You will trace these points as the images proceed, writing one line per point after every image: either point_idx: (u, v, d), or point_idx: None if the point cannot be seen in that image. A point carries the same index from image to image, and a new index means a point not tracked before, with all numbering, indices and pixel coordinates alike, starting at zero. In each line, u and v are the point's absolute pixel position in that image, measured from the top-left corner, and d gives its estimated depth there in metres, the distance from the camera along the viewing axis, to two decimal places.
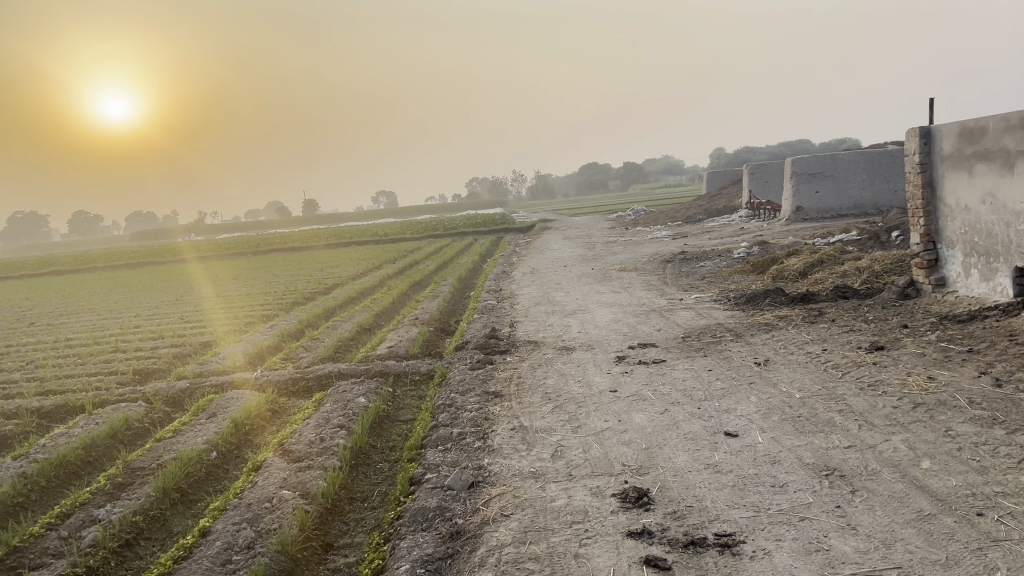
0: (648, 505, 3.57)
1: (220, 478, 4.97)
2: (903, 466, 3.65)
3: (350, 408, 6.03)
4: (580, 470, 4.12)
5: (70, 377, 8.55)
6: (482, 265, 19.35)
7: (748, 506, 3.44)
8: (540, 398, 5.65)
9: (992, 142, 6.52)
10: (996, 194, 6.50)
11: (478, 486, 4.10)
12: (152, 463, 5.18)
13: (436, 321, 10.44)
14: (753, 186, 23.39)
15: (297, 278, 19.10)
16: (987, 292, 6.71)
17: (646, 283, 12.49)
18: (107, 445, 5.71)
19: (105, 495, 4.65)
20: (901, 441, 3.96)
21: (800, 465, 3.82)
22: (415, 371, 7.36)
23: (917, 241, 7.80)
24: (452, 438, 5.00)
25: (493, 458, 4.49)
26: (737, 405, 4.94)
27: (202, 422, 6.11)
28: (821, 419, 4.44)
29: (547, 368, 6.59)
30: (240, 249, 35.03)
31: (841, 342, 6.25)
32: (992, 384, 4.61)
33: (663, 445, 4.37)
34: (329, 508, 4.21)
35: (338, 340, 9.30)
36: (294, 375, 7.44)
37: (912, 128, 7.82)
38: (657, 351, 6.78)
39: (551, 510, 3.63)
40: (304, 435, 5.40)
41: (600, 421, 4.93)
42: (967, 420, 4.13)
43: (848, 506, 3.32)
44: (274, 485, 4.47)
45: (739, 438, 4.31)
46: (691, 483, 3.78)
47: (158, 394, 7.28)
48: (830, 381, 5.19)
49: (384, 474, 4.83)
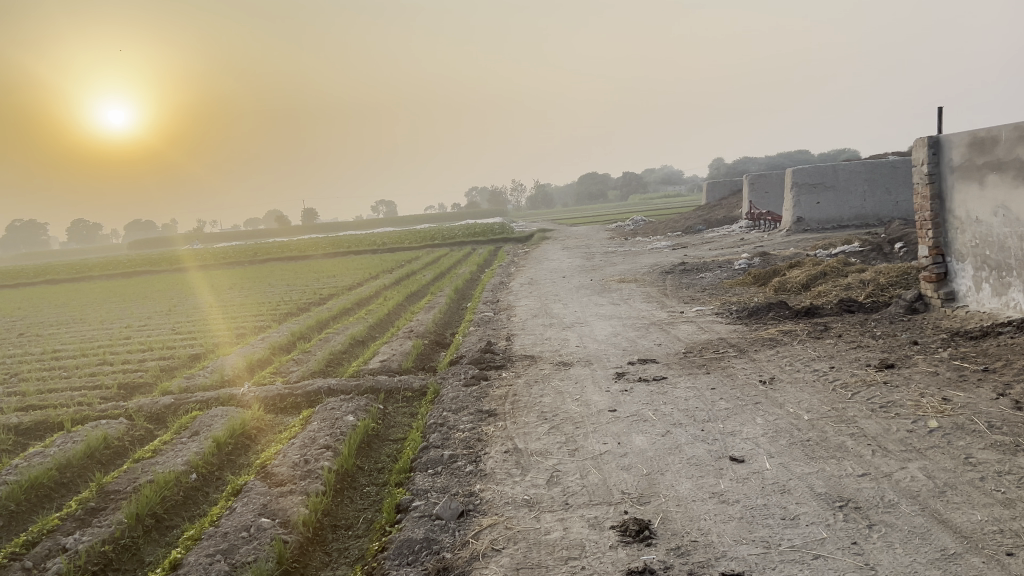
0: (650, 539, 3.32)
1: (198, 503, 4.72)
2: (922, 498, 3.40)
3: (338, 426, 5.79)
4: (577, 499, 3.88)
5: (52, 392, 8.29)
6: (479, 275, 19.07)
7: (757, 542, 3.19)
8: (535, 418, 5.40)
9: (1004, 152, 6.29)
10: (1009, 206, 6.28)
11: (468, 516, 3.85)
12: (127, 486, 4.93)
13: (431, 334, 10.16)
14: (752, 197, 23.20)
15: (293, 288, 18.78)
16: (998, 306, 6.48)
17: (645, 294, 12.23)
18: (82, 466, 5.45)
19: (76, 522, 4.39)
20: (919, 469, 3.72)
21: (812, 496, 3.58)
22: (406, 387, 7.11)
23: (925, 254, 7.58)
24: (442, 461, 4.76)
25: (485, 484, 4.24)
26: (743, 427, 4.70)
27: (183, 441, 5.85)
28: (832, 443, 4.21)
29: (543, 385, 6.35)
30: (236, 259, 34.74)
31: (848, 359, 6.02)
32: (1012, 406, 4.37)
33: (665, 470, 4.13)
34: (310, 538, 3.96)
35: (330, 354, 9.03)
36: (282, 392, 7.18)
37: (921, 137, 7.58)
38: (658, 367, 6.54)
39: (545, 544, 3.39)
40: (288, 456, 5.16)
41: (599, 444, 4.68)
42: (988, 445, 3.89)
43: (866, 542, 3.07)
44: (253, 512, 4.22)
45: (746, 464, 4.08)
46: (695, 514, 3.54)
47: (140, 410, 7.02)
48: (839, 402, 4.96)
49: (371, 499, 4.58)
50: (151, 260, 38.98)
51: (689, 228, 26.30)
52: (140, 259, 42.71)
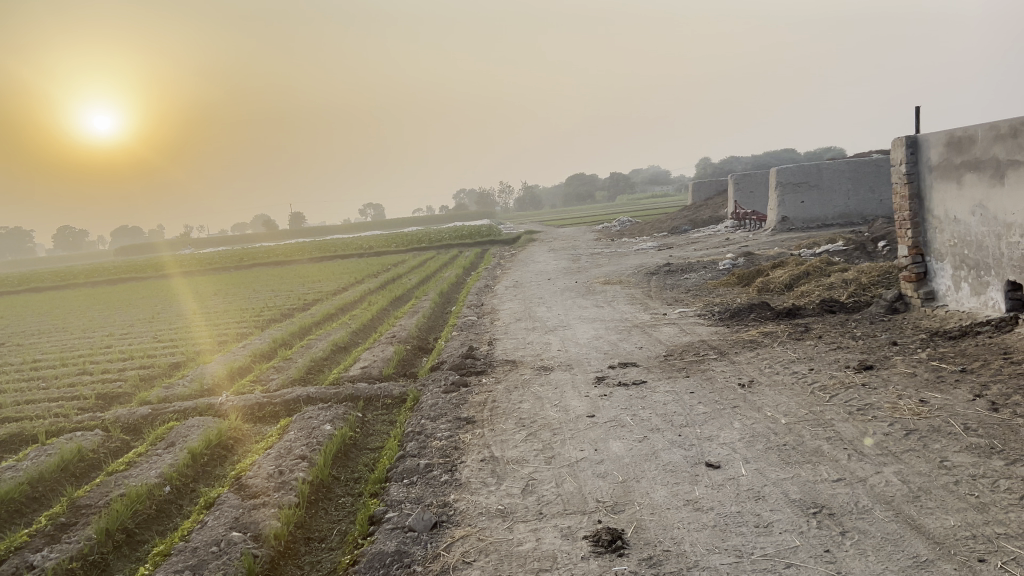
0: (622, 549, 3.28)
1: (171, 516, 4.66)
2: (896, 503, 3.38)
3: (315, 435, 5.73)
4: (551, 508, 3.84)
5: (29, 403, 8.18)
6: (465, 279, 18.99)
7: (730, 551, 3.15)
8: (513, 425, 5.36)
9: (981, 151, 6.29)
10: (987, 205, 6.27)
11: (441, 527, 3.81)
12: (99, 500, 4.85)
13: (414, 340, 10.09)
14: (737, 197, 23.23)
15: (276, 294, 18.66)
16: (977, 306, 6.48)
17: (629, 297, 12.21)
18: (55, 480, 5.38)
19: (45, 538, 4.32)
20: (894, 473, 3.70)
21: (786, 502, 3.55)
22: (386, 394, 7.06)
23: (905, 254, 7.58)
24: (418, 470, 4.71)
25: (459, 494, 4.20)
26: (720, 431, 4.67)
27: (158, 453, 5.78)
28: (808, 448, 4.18)
29: (523, 391, 6.30)
30: (220, 264, 34.55)
31: (828, 361, 6.00)
32: (988, 408, 4.35)
33: (641, 477, 4.09)
34: (282, 552, 3.91)
35: (311, 361, 8.97)
36: (261, 400, 7.12)
37: (899, 137, 7.59)
38: (638, 371, 6.51)
39: (517, 556, 3.35)
40: (263, 467, 5.11)
41: (575, 450, 4.64)
42: (964, 448, 3.87)
43: (838, 550, 3.04)
44: (224, 525, 4.17)
45: (722, 470, 4.05)
46: (669, 523, 3.50)
47: (116, 422, 6.93)
48: (817, 405, 4.94)
49: (346, 510, 4.53)
50: (135, 267, 38.62)
51: (674, 228, 26.30)
52: (124, 266, 42.44)
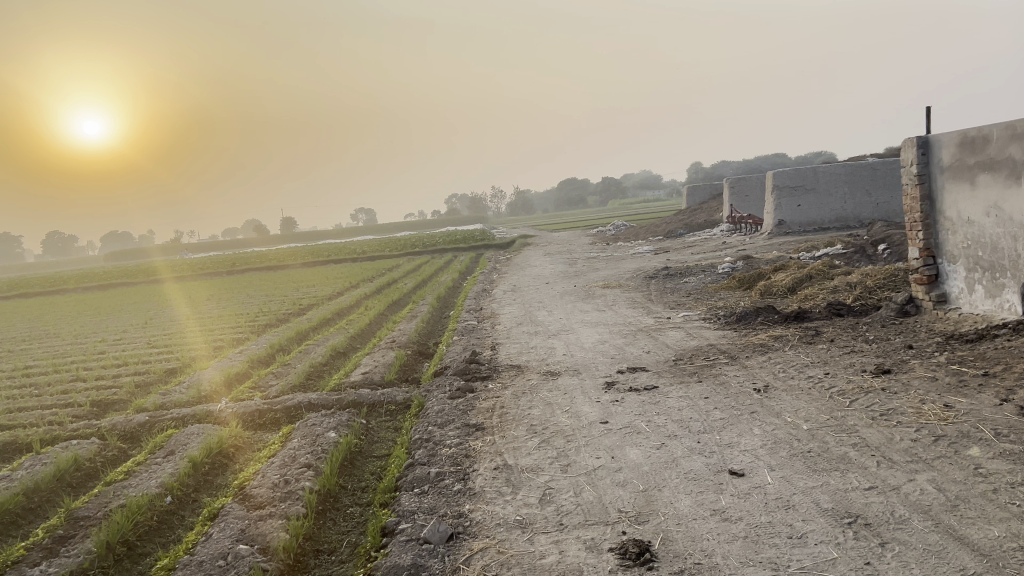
0: (652, 563, 3.14)
1: (172, 527, 4.50)
2: (935, 512, 3.25)
3: (319, 443, 5.58)
4: (572, 518, 3.70)
5: (22, 411, 7.99)
6: (461, 284, 18.83)
7: (765, 563, 3.01)
8: (524, 432, 5.21)
9: (996, 151, 6.19)
10: (1002, 206, 6.17)
11: (458, 539, 3.67)
12: (98, 511, 4.68)
13: (414, 345, 9.91)
14: (733, 201, 23.15)
15: (271, 299, 18.47)
16: (992, 309, 6.37)
17: (630, 300, 12.10)
18: (51, 490, 5.20)
19: (43, 551, 4.15)
20: (927, 481, 3.57)
21: (818, 512, 3.41)
22: (389, 400, 6.91)
23: (916, 255, 7.47)
24: (429, 479, 4.56)
25: (474, 504, 4.06)
26: (740, 438, 4.54)
27: (157, 462, 5.61)
28: (834, 454, 4.05)
29: (531, 396, 6.16)
30: (213, 269, 34.38)
31: (843, 365, 5.87)
32: (1017, 413, 4.23)
33: (663, 486, 3.95)
34: (291, 566, 3.75)
35: (310, 367, 8.80)
36: (261, 407, 6.95)
37: (909, 137, 7.48)
38: (649, 376, 6.38)
39: (540, 569, 3.20)
40: (267, 476, 4.94)
41: (591, 458, 4.50)
42: (997, 455, 3.74)
43: (880, 563, 2.91)
44: (230, 538, 4.01)
45: (747, 478, 3.91)
46: (697, 534, 3.36)
47: (113, 430, 6.74)
48: (838, 410, 4.82)
49: (355, 521, 4.38)
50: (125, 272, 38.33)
51: (670, 232, 26.20)
52: (115, 271, 42.10)
